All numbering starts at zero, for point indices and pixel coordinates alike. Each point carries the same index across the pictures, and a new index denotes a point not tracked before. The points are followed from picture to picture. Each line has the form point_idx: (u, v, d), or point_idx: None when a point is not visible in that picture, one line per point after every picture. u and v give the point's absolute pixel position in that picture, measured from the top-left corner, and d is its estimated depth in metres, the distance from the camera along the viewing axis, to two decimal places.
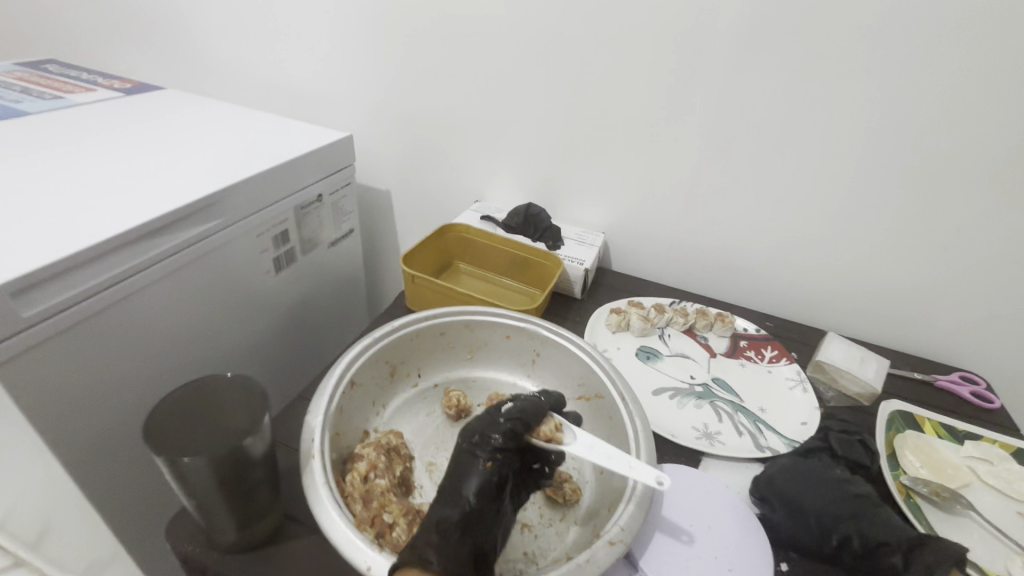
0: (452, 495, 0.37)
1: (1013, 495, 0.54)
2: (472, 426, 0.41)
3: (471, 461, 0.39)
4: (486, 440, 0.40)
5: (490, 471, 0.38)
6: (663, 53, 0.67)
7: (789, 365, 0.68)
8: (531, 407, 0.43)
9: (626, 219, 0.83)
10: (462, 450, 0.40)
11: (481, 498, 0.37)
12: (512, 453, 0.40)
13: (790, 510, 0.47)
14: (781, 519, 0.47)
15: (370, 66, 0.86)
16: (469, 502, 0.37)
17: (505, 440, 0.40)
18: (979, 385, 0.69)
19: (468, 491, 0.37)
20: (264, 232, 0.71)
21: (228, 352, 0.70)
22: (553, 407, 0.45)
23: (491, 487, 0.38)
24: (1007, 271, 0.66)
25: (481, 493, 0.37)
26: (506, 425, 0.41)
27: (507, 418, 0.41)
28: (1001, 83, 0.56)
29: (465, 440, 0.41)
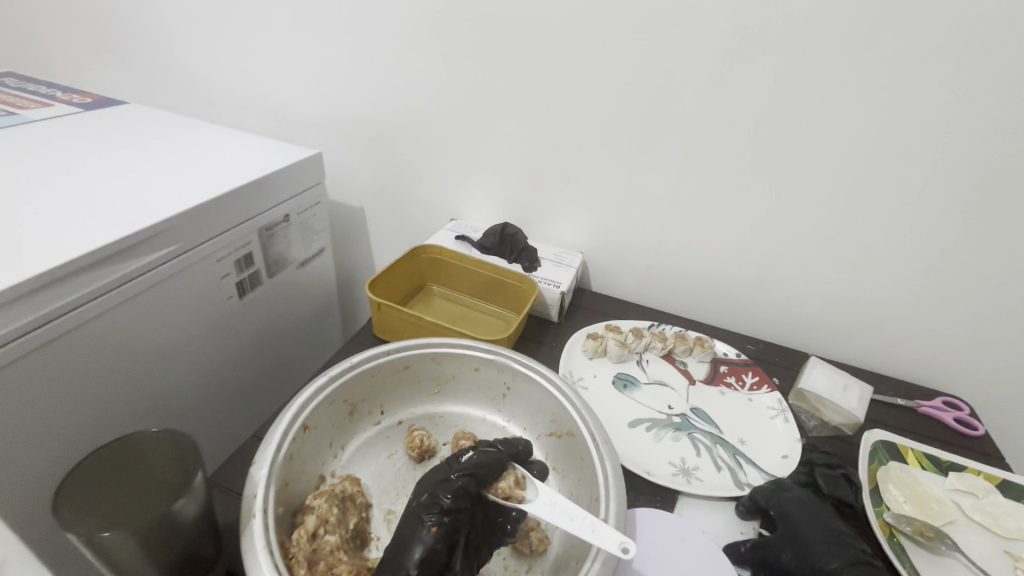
0: (393, 564, 0.36)
1: (999, 532, 0.52)
2: (423, 484, 0.41)
3: (415, 525, 0.38)
4: (435, 500, 0.39)
5: (439, 534, 0.37)
6: (639, 71, 0.66)
7: (770, 393, 0.66)
8: (486, 461, 0.42)
9: (605, 239, 0.81)
10: (410, 512, 0.39)
11: (424, 569, 0.35)
12: (467, 510, 0.39)
13: (791, 540, 0.45)
14: (780, 547, 0.45)
15: (341, 81, 0.83)
16: (408, 574, 0.35)
17: (456, 499, 0.39)
18: (962, 410, 0.68)
19: (411, 560, 0.36)
20: (226, 256, 0.67)
21: (186, 382, 0.67)
22: (513, 457, 0.44)
23: (438, 553, 0.36)
24: (989, 295, 0.65)
25: (427, 558, 0.36)
26: (457, 482, 0.40)
27: (457, 475, 0.41)
28: (981, 105, 0.55)
29: (415, 502, 0.40)
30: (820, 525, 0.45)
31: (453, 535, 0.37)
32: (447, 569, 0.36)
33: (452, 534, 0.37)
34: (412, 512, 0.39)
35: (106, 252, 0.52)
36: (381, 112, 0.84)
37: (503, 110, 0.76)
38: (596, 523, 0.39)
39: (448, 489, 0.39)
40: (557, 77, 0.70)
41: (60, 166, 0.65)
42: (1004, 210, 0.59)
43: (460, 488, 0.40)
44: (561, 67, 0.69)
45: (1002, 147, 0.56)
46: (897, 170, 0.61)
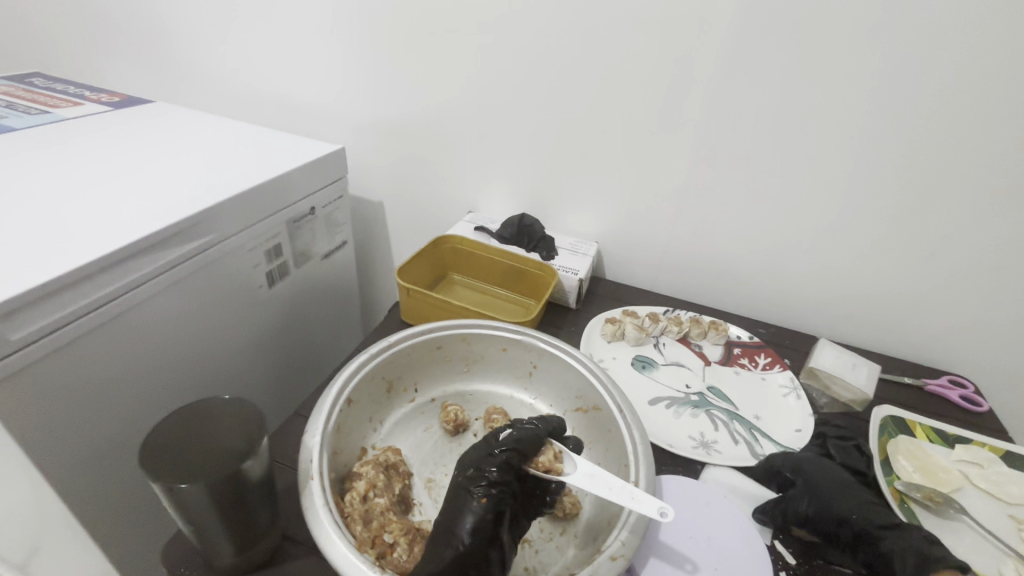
0: (446, 534, 0.38)
1: (1004, 498, 0.55)
2: (468, 460, 0.43)
3: (467, 496, 0.40)
4: (483, 474, 0.41)
5: (489, 504, 0.39)
6: (653, 65, 0.68)
7: (782, 372, 0.68)
8: (527, 437, 0.44)
9: (619, 229, 0.83)
10: (459, 485, 0.41)
11: (476, 537, 0.38)
12: (511, 482, 0.41)
13: (810, 494, 0.48)
14: (800, 501, 0.47)
15: (361, 78, 0.86)
16: (461, 542, 0.38)
17: (502, 472, 0.41)
18: (968, 388, 0.70)
19: (463, 529, 0.38)
20: (257, 247, 0.70)
21: (222, 368, 0.70)
22: (551, 433, 0.47)
23: (487, 523, 0.39)
24: (992, 277, 0.68)
25: (477, 527, 0.38)
26: (501, 457, 0.42)
27: (501, 452, 0.43)
28: (983, 93, 0.57)
29: (462, 475, 0.42)
30: (827, 477, 0.49)
31: (499, 504, 0.40)
32: (495, 538, 0.39)
33: (499, 503, 0.40)
34: (462, 483, 0.41)
35: (151, 240, 0.55)
36: (399, 108, 0.87)
37: (520, 105, 0.79)
38: (634, 491, 0.41)
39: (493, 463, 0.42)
40: (572, 73, 0.73)
41: (99, 162, 0.68)
42: (1005, 194, 0.62)
43: (504, 464, 0.42)
44: (576, 62, 0.72)
45: (1004, 133, 0.59)
46: (903, 157, 0.63)
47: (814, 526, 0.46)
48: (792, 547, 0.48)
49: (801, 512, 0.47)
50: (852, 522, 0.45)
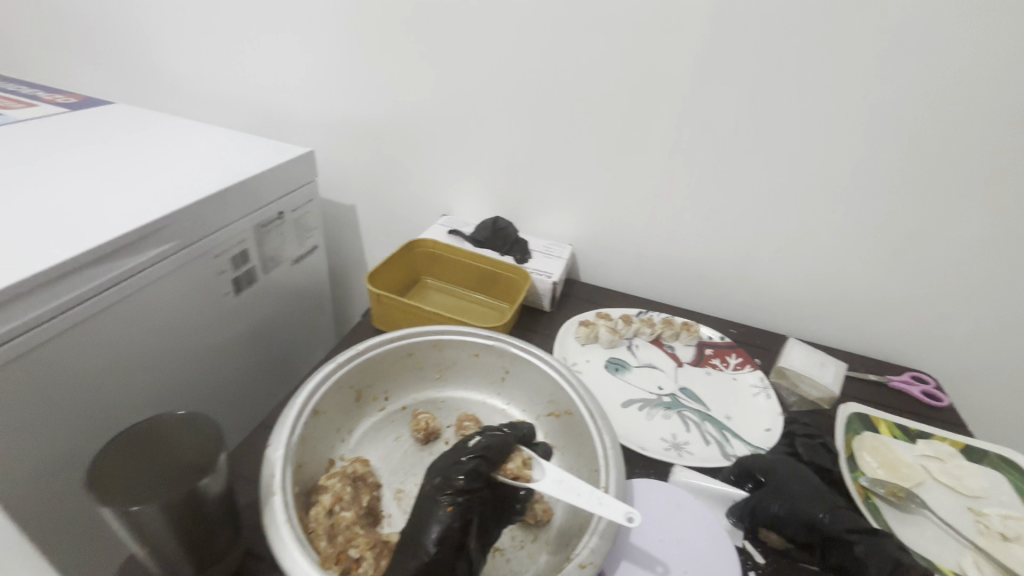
0: (412, 545, 0.37)
1: (963, 491, 0.56)
2: (435, 468, 0.42)
3: (433, 504, 0.39)
4: (449, 482, 0.40)
5: (455, 512, 0.39)
6: (623, 68, 0.69)
7: (753, 372, 0.69)
8: (496, 444, 0.44)
9: (593, 231, 0.84)
10: (426, 494, 0.40)
11: (442, 547, 0.37)
12: (479, 490, 0.41)
13: (783, 497, 0.48)
14: (774, 504, 0.48)
15: (331, 80, 0.85)
16: (427, 553, 0.37)
17: (469, 480, 0.41)
18: (929, 384, 0.73)
19: (429, 539, 0.37)
20: (222, 253, 0.68)
21: (186, 378, 0.68)
22: (519, 440, 0.46)
23: (452, 531, 0.38)
24: (950, 275, 0.70)
25: (443, 535, 0.37)
26: (470, 464, 0.42)
27: (468, 458, 0.42)
28: (939, 97, 0.59)
29: (429, 484, 0.41)
30: (798, 480, 0.49)
31: (466, 511, 0.39)
32: (463, 547, 0.38)
33: (466, 510, 0.39)
34: (429, 492, 0.40)
35: (108, 248, 0.53)
36: (370, 110, 0.85)
37: (492, 107, 0.78)
38: (602, 497, 0.41)
39: (460, 470, 0.41)
40: (543, 75, 0.73)
41: (52, 165, 0.65)
42: (962, 195, 0.64)
43: (471, 470, 0.41)
44: (547, 65, 0.72)
45: (958, 135, 0.61)
46: (865, 159, 0.65)
47: (785, 528, 0.47)
48: (761, 547, 0.49)
49: (773, 514, 0.47)
50: (822, 525, 0.46)
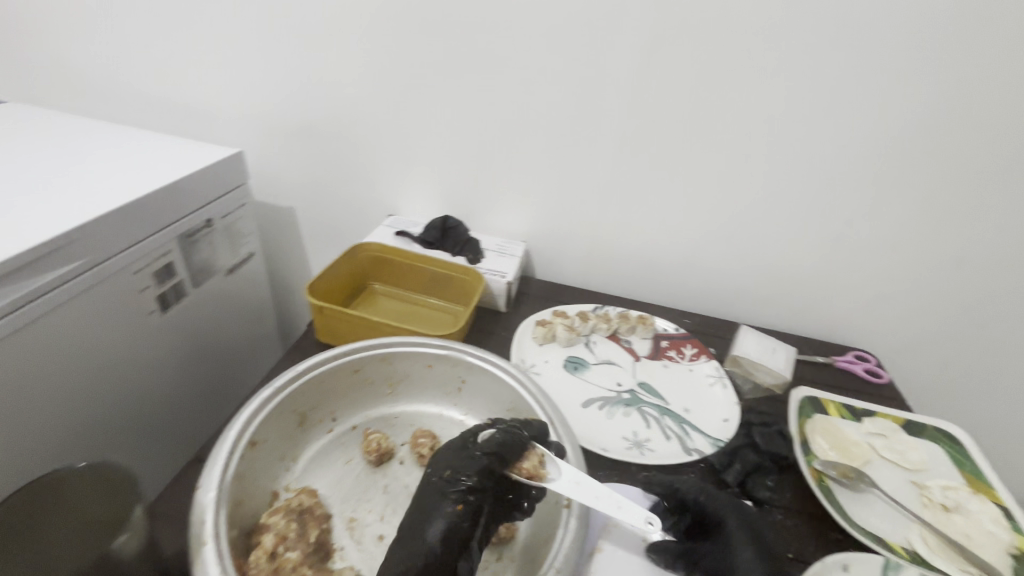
0: (417, 538, 0.38)
1: (906, 466, 0.59)
2: (446, 462, 0.43)
3: (442, 497, 0.40)
4: (460, 478, 0.41)
5: (460, 504, 0.40)
6: (569, 58, 0.66)
7: (708, 362, 0.70)
8: (512, 441, 0.44)
9: (545, 227, 0.82)
10: (436, 487, 0.41)
11: (445, 543, 0.38)
12: (488, 485, 0.42)
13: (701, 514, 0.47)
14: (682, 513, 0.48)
15: (256, 74, 0.78)
16: (428, 546, 0.38)
17: (478, 475, 0.42)
18: (871, 362, 0.76)
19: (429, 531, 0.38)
20: (143, 268, 0.61)
21: (109, 410, 0.61)
22: (536, 437, 0.46)
23: (453, 521, 0.39)
24: (886, 256, 0.73)
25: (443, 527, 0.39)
26: (482, 461, 0.42)
27: (482, 457, 0.43)
28: (874, 84, 0.61)
29: (439, 477, 0.42)
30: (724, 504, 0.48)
31: (472, 503, 0.40)
32: (467, 543, 0.39)
33: (471, 502, 0.40)
34: (438, 484, 0.41)
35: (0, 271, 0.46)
36: (303, 106, 0.79)
37: (434, 101, 0.74)
38: (622, 502, 0.43)
39: (469, 463, 0.42)
40: (487, 66, 0.70)
41: None
42: (896, 180, 0.66)
43: (481, 467, 0.42)
44: (490, 55, 0.69)
45: (892, 122, 0.62)
46: (807, 147, 0.66)
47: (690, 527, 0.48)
48: None
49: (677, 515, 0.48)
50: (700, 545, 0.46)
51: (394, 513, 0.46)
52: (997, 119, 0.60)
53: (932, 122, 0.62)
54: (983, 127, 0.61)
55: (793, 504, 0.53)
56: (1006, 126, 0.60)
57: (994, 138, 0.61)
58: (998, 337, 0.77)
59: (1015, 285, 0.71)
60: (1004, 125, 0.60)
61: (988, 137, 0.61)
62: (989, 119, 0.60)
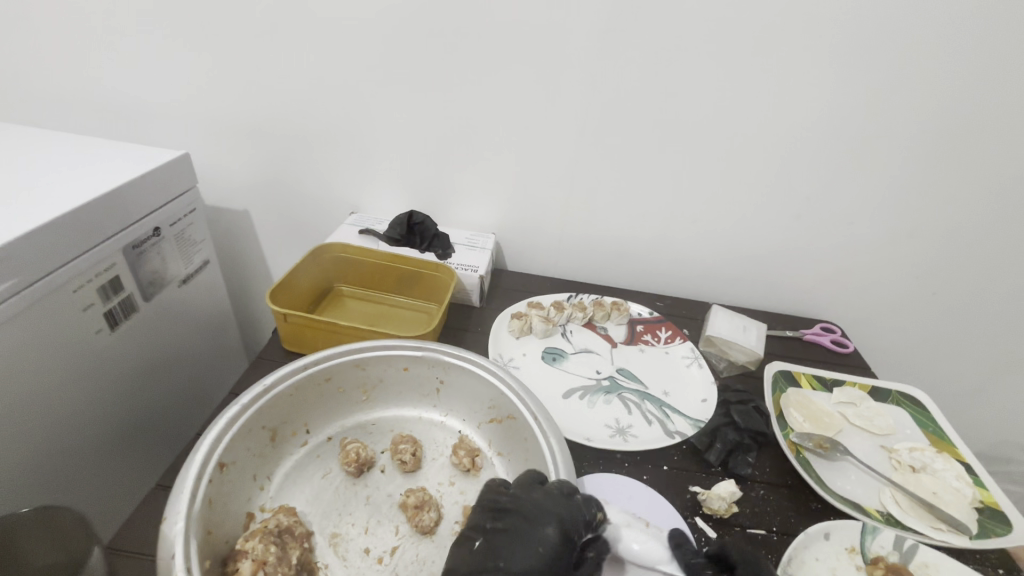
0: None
1: (876, 431, 0.61)
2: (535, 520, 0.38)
3: (538, 529, 0.37)
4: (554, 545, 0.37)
5: (557, 538, 0.37)
6: (528, 43, 0.64)
7: (683, 344, 0.71)
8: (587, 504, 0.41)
9: (513, 217, 0.80)
10: (525, 545, 0.37)
11: None
12: (584, 521, 0.39)
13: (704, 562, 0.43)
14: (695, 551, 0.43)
15: (195, 70, 0.72)
16: None
17: (572, 509, 0.39)
18: (836, 333, 0.78)
19: (521, 566, 0.35)
20: (85, 285, 0.57)
21: (57, 440, 0.57)
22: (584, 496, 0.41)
23: (547, 555, 0.36)
24: (848, 230, 0.75)
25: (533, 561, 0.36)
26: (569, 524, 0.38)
27: (570, 492, 0.41)
28: (830, 62, 0.61)
29: (529, 536, 0.37)
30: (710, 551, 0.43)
31: (569, 537, 0.38)
32: None
33: (568, 537, 0.37)
34: (526, 518, 0.38)
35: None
36: (249, 102, 0.75)
37: (390, 91, 0.71)
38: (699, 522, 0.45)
39: (559, 522, 0.38)
40: (443, 53, 0.67)
41: None
42: (854, 156, 0.68)
43: (571, 501, 0.40)
44: (446, 43, 0.66)
45: (848, 99, 0.63)
46: (769, 126, 0.66)
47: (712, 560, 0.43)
48: (711, 523, 0.49)
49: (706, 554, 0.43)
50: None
51: (378, 525, 0.45)
52: (946, 92, 0.62)
53: (887, 97, 0.63)
54: (934, 99, 0.62)
55: (773, 477, 0.54)
56: (954, 98, 0.62)
57: (943, 110, 0.63)
58: (950, 300, 0.80)
59: (964, 251, 0.75)
60: (952, 97, 0.62)
61: (938, 110, 0.63)
62: (939, 92, 0.62)
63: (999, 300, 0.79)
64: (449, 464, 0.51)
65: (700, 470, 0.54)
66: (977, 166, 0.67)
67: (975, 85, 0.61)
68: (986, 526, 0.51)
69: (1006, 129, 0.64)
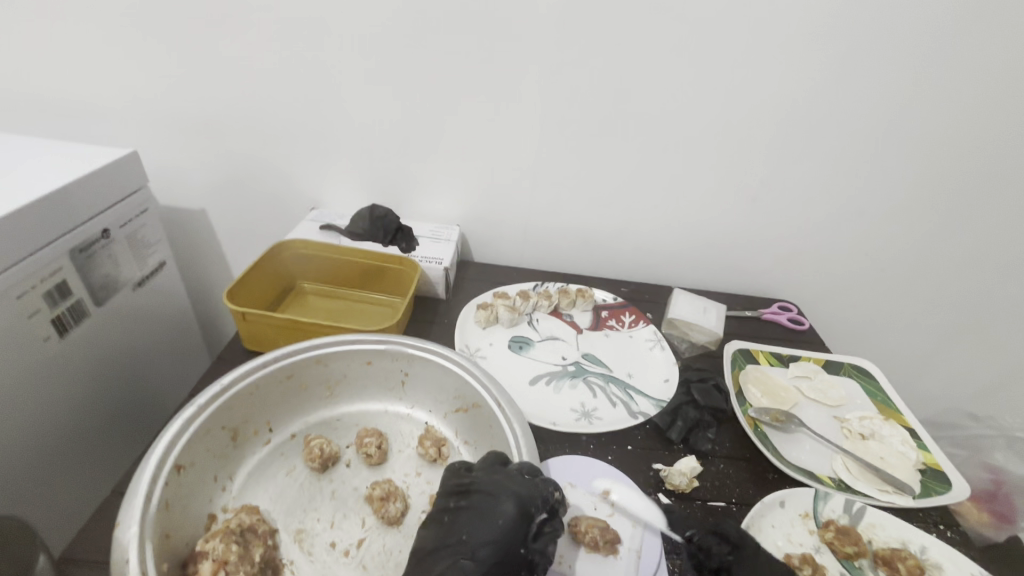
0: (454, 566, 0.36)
1: (829, 402, 0.64)
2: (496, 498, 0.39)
3: (496, 505, 0.38)
4: (511, 524, 0.37)
5: (515, 513, 0.38)
6: (484, 33, 0.64)
7: (647, 327, 0.72)
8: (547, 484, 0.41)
9: (477, 209, 0.80)
10: (484, 524, 0.38)
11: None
12: (543, 497, 0.40)
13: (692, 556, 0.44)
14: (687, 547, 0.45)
15: (142, 66, 0.70)
16: None
17: (530, 487, 0.40)
18: (793, 311, 0.81)
19: (481, 540, 0.37)
20: (31, 290, 0.55)
21: (3, 452, 0.54)
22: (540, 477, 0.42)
23: (505, 529, 0.37)
24: (801, 212, 0.77)
25: (493, 535, 0.37)
26: (528, 504, 0.39)
27: (530, 473, 0.41)
28: (778, 49, 0.63)
29: (489, 514, 0.38)
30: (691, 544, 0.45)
31: (528, 511, 0.38)
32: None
33: (527, 511, 0.38)
34: (485, 501, 0.39)
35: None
36: (200, 97, 0.72)
37: (347, 84, 0.70)
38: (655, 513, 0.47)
39: (517, 496, 0.39)
40: (398, 44, 0.66)
41: None
42: (804, 139, 0.70)
43: (531, 481, 0.41)
44: (402, 35, 0.65)
45: (797, 85, 0.65)
46: (722, 111, 0.68)
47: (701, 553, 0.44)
48: (672, 497, 0.51)
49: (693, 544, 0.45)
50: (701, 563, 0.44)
51: (344, 518, 0.45)
52: (888, 75, 0.64)
53: (833, 81, 0.65)
54: (876, 83, 0.65)
55: (733, 451, 0.56)
56: (894, 82, 0.65)
57: (885, 93, 0.66)
58: (898, 276, 0.84)
59: (909, 229, 0.78)
60: (893, 80, 0.65)
61: (881, 94, 0.66)
62: (880, 76, 0.64)
63: (942, 275, 0.84)
64: (416, 455, 0.51)
65: (663, 448, 0.56)
66: (917, 147, 0.70)
67: (912, 70, 0.64)
68: (928, 487, 0.54)
69: (943, 111, 0.67)
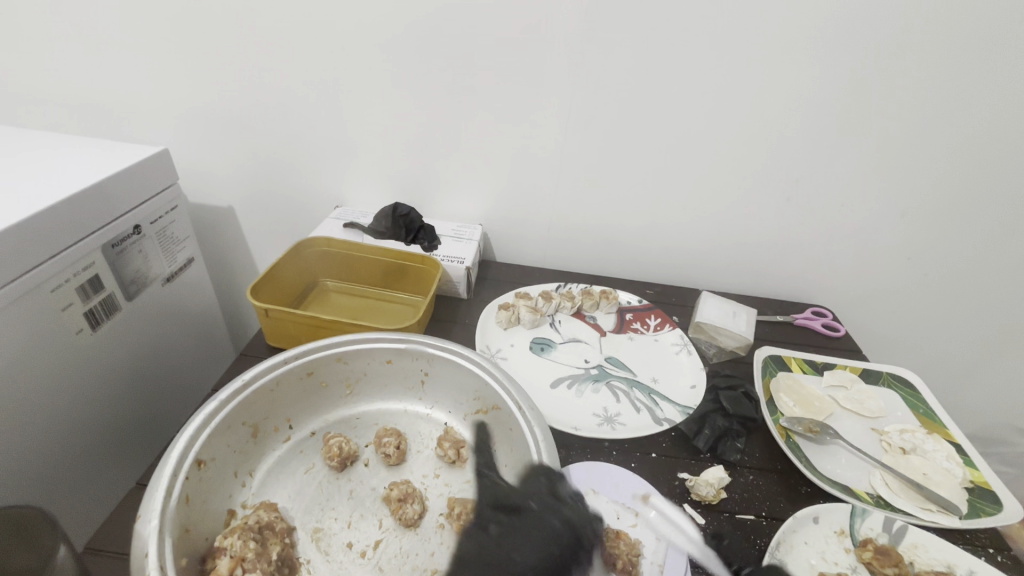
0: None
1: (866, 414, 0.61)
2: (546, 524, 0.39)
3: (547, 526, 0.39)
4: (562, 549, 0.38)
5: (566, 538, 0.38)
6: (509, 30, 0.63)
7: (673, 331, 0.70)
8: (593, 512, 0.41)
9: (500, 208, 0.80)
10: (535, 545, 0.38)
11: None
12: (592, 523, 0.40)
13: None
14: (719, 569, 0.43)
15: (173, 67, 0.71)
16: None
17: (580, 514, 0.40)
18: (827, 316, 0.78)
19: (529, 562, 0.37)
20: (64, 284, 0.56)
21: (34, 442, 0.56)
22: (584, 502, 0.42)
23: (556, 553, 0.37)
24: (837, 213, 0.74)
25: (545, 557, 0.37)
26: (575, 528, 0.39)
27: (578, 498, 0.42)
28: (813, 45, 0.60)
29: (541, 540, 0.38)
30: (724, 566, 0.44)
31: (578, 535, 0.39)
32: None
33: (577, 537, 0.38)
34: (529, 523, 0.39)
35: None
36: (228, 97, 0.73)
37: (371, 82, 0.70)
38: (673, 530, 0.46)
39: (564, 515, 0.39)
40: (421, 41, 0.66)
41: None
42: (840, 139, 0.67)
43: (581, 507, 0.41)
44: (425, 34, 0.65)
45: (833, 81, 0.63)
46: (755, 109, 0.66)
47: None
48: (699, 508, 0.49)
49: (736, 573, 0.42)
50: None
51: (362, 519, 0.44)
52: (935, 69, 0.61)
53: (873, 76, 0.62)
54: (919, 78, 0.62)
55: (763, 462, 0.54)
56: (939, 77, 0.61)
57: (929, 90, 0.62)
58: (940, 282, 0.80)
59: (953, 232, 0.74)
60: (941, 74, 0.61)
61: (925, 89, 0.62)
62: (924, 71, 0.61)
63: (988, 281, 0.79)
64: (434, 457, 0.50)
65: (690, 457, 0.54)
66: (965, 146, 0.66)
67: (958, 66, 0.60)
68: (977, 506, 0.51)
69: (994, 108, 0.63)
